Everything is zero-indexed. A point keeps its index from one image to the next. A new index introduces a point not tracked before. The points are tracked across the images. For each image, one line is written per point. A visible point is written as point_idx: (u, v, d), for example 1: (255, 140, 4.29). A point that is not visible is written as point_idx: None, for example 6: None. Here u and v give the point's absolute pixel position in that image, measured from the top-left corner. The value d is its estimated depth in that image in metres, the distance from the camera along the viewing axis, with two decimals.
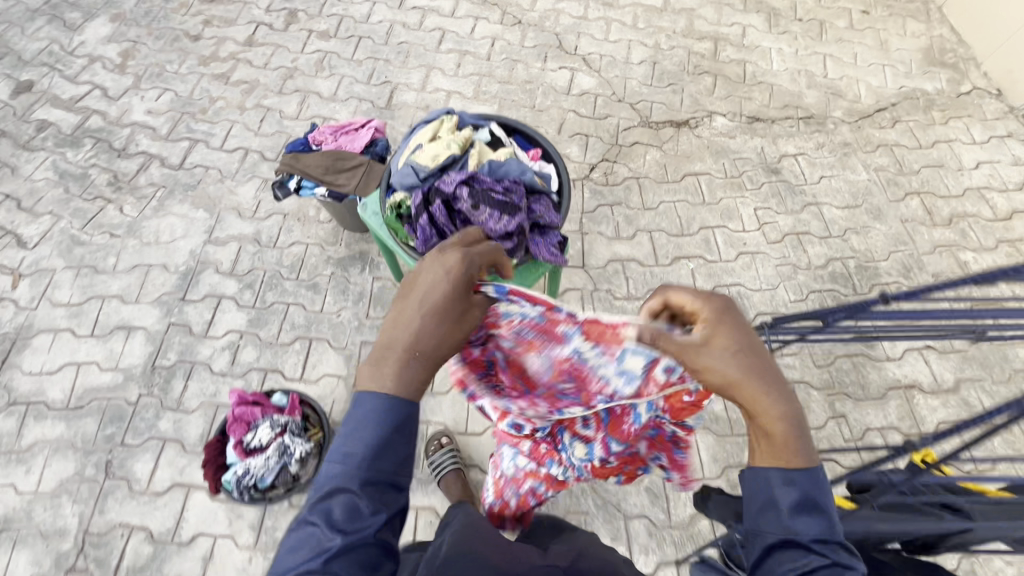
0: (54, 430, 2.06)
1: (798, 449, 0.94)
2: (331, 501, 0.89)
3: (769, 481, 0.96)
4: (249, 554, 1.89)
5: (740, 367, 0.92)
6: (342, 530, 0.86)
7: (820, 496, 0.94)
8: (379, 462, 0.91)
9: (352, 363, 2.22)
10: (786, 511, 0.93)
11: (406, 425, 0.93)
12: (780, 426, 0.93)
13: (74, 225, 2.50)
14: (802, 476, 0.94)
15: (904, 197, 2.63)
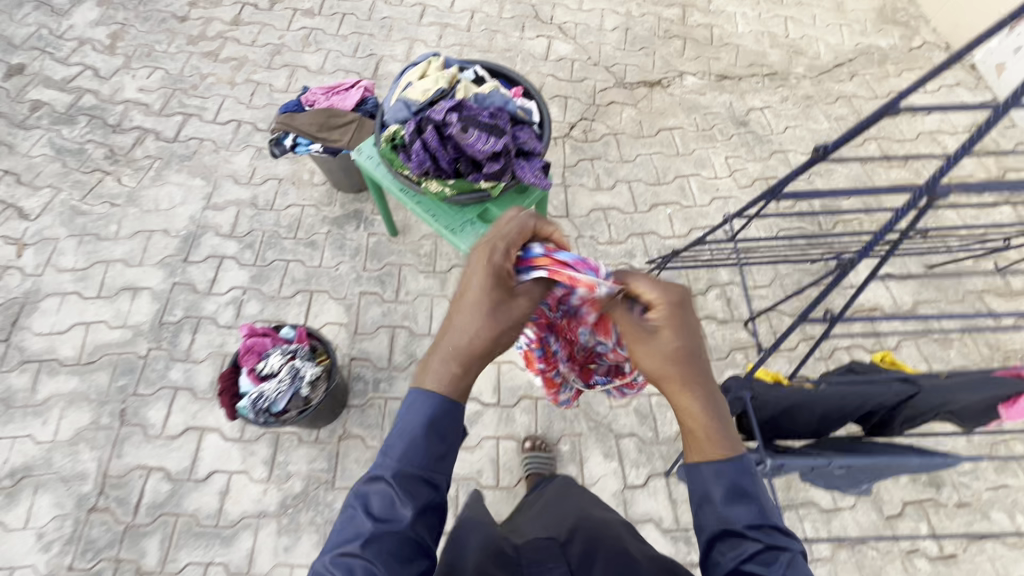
0: (68, 384, 2.15)
1: (721, 440, 0.99)
2: (372, 488, 0.98)
3: (702, 474, 1.00)
4: (264, 487, 2.00)
5: (669, 362, 1.01)
6: (381, 517, 0.95)
7: (749, 484, 0.97)
8: (421, 458, 1.00)
9: (352, 312, 2.33)
10: (719, 502, 0.97)
11: (442, 427, 1.02)
12: (699, 421, 1.00)
13: (74, 196, 2.58)
14: (730, 468, 0.98)
15: (862, 142, 2.82)
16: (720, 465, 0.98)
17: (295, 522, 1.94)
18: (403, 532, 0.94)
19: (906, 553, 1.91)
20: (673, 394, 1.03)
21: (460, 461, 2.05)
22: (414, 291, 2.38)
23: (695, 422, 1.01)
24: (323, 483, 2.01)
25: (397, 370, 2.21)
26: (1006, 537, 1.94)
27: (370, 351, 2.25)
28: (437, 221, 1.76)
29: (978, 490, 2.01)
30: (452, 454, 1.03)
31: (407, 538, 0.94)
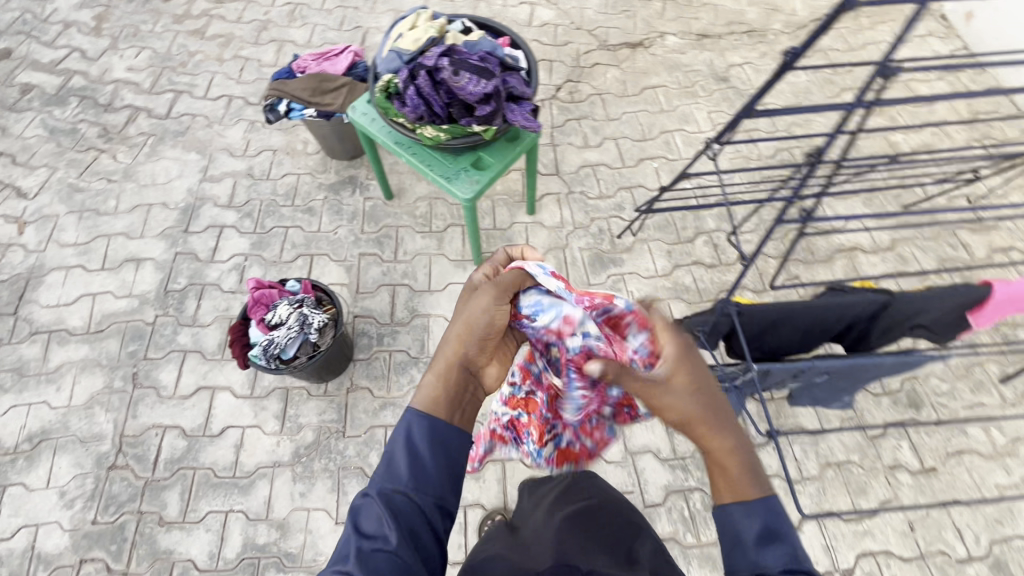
0: (79, 351, 2.20)
1: (752, 478, 0.98)
2: (360, 508, 0.95)
3: (730, 518, 0.96)
4: (277, 439, 2.07)
5: (705, 395, 1.01)
6: (368, 535, 0.92)
7: (779, 524, 0.93)
8: (407, 475, 0.98)
9: (353, 272, 2.40)
10: (751, 545, 0.93)
11: (424, 445, 1.01)
12: (730, 458, 0.99)
13: (71, 174, 2.62)
14: (760, 508, 0.95)
15: (839, 92, 2.90)
16: (754, 504, 0.95)
17: (309, 470, 2.02)
18: (389, 552, 0.90)
19: (889, 468, 2.03)
20: (701, 436, 1.01)
21: None
22: (412, 251, 2.45)
23: (727, 454, 1.00)
24: (334, 433, 2.08)
25: (400, 325, 2.29)
26: (983, 450, 2.06)
27: (372, 308, 2.32)
28: (433, 170, 1.85)
29: (955, 410, 2.13)
30: (439, 472, 0.99)
31: (393, 560, 0.89)
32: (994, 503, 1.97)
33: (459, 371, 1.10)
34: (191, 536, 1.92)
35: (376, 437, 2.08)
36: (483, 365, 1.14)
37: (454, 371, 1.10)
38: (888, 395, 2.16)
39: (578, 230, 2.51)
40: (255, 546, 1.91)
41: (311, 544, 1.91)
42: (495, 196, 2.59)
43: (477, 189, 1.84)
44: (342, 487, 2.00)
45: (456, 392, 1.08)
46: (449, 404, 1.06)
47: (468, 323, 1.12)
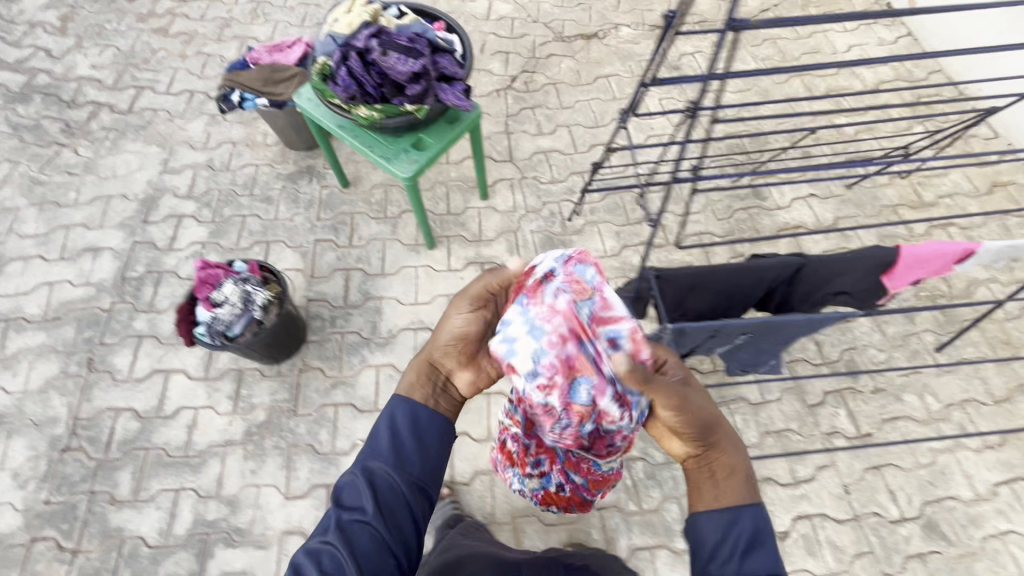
0: (35, 338, 2.24)
1: (745, 487, 1.08)
2: (345, 484, 1.06)
3: (714, 523, 1.04)
4: (230, 418, 2.11)
5: (712, 409, 1.15)
6: (349, 507, 1.03)
7: (763, 533, 1.02)
8: (385, 455, 1.07)
9: (308, 258, 2.44)
10: (738, 548, 1.00)
11: (406, 429, 1.10)
12: (723, 465, 1.10)
13: (33, 168, 2.67)
14: (745, 514, 1.04)
15: (788, 79, 2.98)
16: (740, 508, 1.04)
17: (261, 447, 2.06)
18: (365, 523, 1.00)
19: (826, 435, 2.09)
20: (711, 448, 1.12)
21: None
22: (367, 237, 2.50)
23: (726, 467, 1.10)
24: (286, 411, 2.13)
25: (353, 307, 2.34)
26: (917, 415, 2.13)
27: (326, 292, 2.37)
28: (374, 151, 1.91)
29: (891, 377, 2.20)
30: (415, 453, 1.08)
31: (370, 529, 1.00)
32: (926, 466, 2.03)
33: (431, 372, 1.19)
34: (142, 514, 1.95)
35: (327, 416, 2.12)
36: (456, 370, 1.19)
37: (426, 370, 1.19)
38: (827, 365, 2.23)
39: (530, 215, 2.57)
40: (204, 522, 1.94)
41: (259, 519, 1.95)
42: (450, 182, 2.65)
43: (416, 168, 1.89)
44: (293, 464, 2.04)
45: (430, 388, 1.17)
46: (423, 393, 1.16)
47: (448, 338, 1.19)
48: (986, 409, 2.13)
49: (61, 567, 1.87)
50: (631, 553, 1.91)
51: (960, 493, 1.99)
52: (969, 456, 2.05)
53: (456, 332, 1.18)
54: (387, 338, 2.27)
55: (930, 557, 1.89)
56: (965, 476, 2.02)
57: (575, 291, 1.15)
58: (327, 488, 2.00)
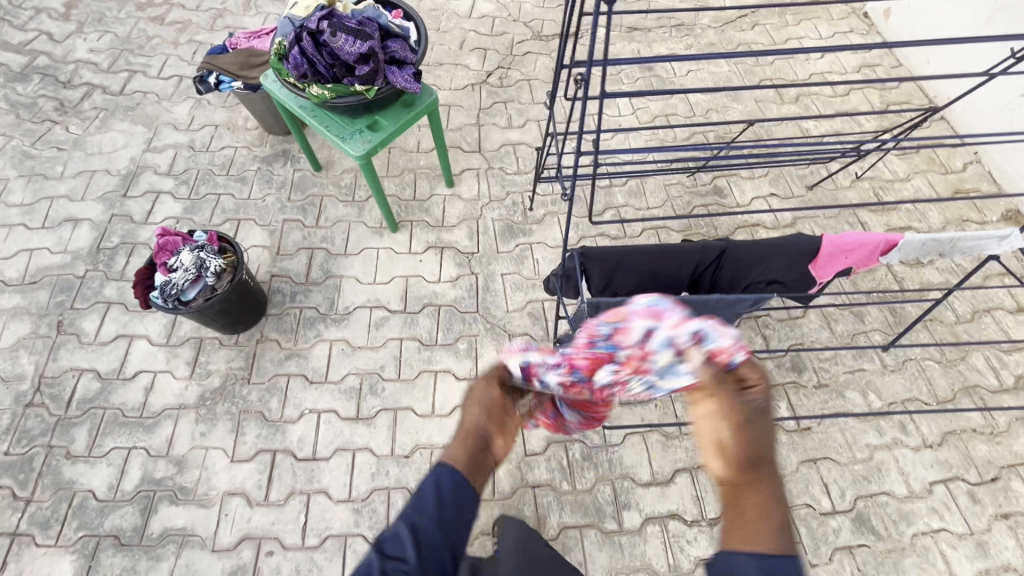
0: (11, 300, 2.36)
1: (791, 542, 0.79)
2: (384, 538, 0.85)
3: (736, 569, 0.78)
4: (185, 383, 2.20)
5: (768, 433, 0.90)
6: (392, 567, 0.81)
7: None
8: (438, 514, 0.88)
9: (276, 236, 2.54)
10: None
11: (458, 486, 0.92)
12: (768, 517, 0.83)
13: (25, 143, 2.81)
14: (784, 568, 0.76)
15: (758, 83, 3.02)
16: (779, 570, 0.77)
17: (212, 412, 2.14)
18: None
19: None
20: (749, 476, 0.87)
21: (366, 358, 2.25)
22: (333, 218, 2.59)
23: (760, 507, 0.83)
24: (240, 379, 2.21)
25: (314, 284, 2.42)
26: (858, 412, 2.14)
27: (289, 269, 2.45)
28: (330, 130, 1.99)
29: (836, 373, 2.22)
30: (464, 515, 0.91)
31: None
32: (863, 462, 2.05)
33: (479, 437, 1.00)
34: (94, 469, 2.03)
35: (278, 385, 2.19)
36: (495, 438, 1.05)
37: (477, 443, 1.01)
38: (773, 359, 2.25)
39: (492, 203, 2.64)
40: (152, 480, 2.02)
41: (204, 480, 2.02)
42: (418, 170, 2.74)
43: (369, 147, 1.97)
44: (241, 429, 2.11)
45: (480, 456, 0.98)
46: (471, 462, 0.96)
47: (475, 403, 1.07)
48: (928, 409, 2.14)
49: (14, 514, 1.96)
50: (561, 531, 1.94)
51: (894, 490, 2.00)
52: (907, 454, 2.06)
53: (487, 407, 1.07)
54: (344, 315, 2.35)
55: (857, 550, 1.90)
56: (901, 473, 2.03)
57: (655, 319, 1.13)
58: (272, 454, 2.06)
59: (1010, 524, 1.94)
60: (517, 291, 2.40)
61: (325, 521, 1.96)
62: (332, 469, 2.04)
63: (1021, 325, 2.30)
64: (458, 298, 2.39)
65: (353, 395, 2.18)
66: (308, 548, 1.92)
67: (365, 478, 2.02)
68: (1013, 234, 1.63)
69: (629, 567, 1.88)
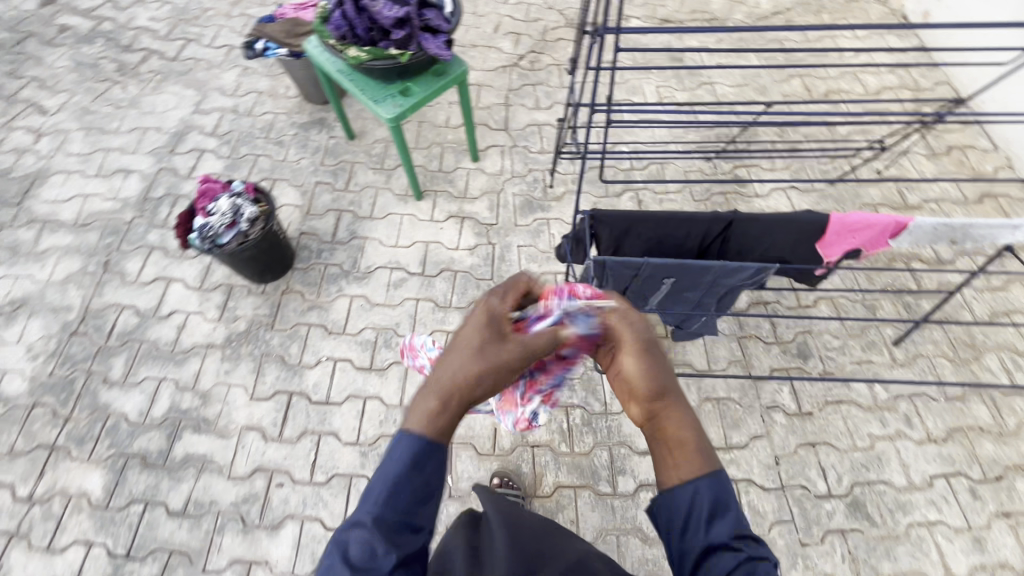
0: (65, 239, 2.56)
1: (704, 453, 1.00)
2: (349, 538, 0.89)
3: (677, 495, 0.98)
4: (214, 325, 2.35)
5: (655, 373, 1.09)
6: (359, 569, 0.85)
7: (726, 498, 0.96)
8: (403, 504, 0.92)
9: (307, 196, 2.68)
10: (703, 522, 0.94)
11: (428, 470, 0.94)
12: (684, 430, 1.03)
13: (86, 99, 3.03)
14: (710, 481, 0.97)
15: (787, 79, 2.99)
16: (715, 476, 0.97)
17: (237, 352, 2.28)
18: None
19: (766, 408, 2.14)
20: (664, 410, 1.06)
21: (383, 314, 2.36)
22: (362, 183, 2.72)
23: (676, 433, 1.03)
24: (264, 324, 2.34)
25: (339, 243, 2.55)
26: (862, 402, 2.14)
27: (317, 228, 2.59)
28: (364, 93, 2.11)
29: (843, 363, 2.23)
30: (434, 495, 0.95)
31: None
32: (863, 450, 2.05)
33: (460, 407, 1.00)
34: (128, 395, 2.20)
35: (299, 332, 2.32)
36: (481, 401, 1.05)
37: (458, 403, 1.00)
38: (780, 345, 2.27)
39: (514, 179, 2.73)
40: (178, 409, 2.17)
41: (225, 413, 2.16)
42: (446, 144, 2.85)
43: (400, 111, 2.08)
44: (262, 369, 2.25)
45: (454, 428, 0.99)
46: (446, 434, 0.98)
47: (477, 371, 1.01)
48: (935, 404, 2.13)
49: (54, 429, 2.13)
50: (555, 489, 2.01)
51: (894, 479, 1.99)
52: (910, 446, 2.05)
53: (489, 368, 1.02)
54: (365, 273, 2.47)
55: (850, 534, 1.91)
56: (901, 464, 2.02)
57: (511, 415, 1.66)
58: (289, 395, 2.19)
59: (1011, 523, 1.91)
60: (532, 262, 2.48)
61: (333, 461, 2.07)
62: (343, 413, 2.15)
63: None
64: (474, 265, 2.48)
65: (368, 347, 2.29)
66: (315, 483, 2.03)
67: (374, 423, 2.13)
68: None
69: (619, 529, 1.94)
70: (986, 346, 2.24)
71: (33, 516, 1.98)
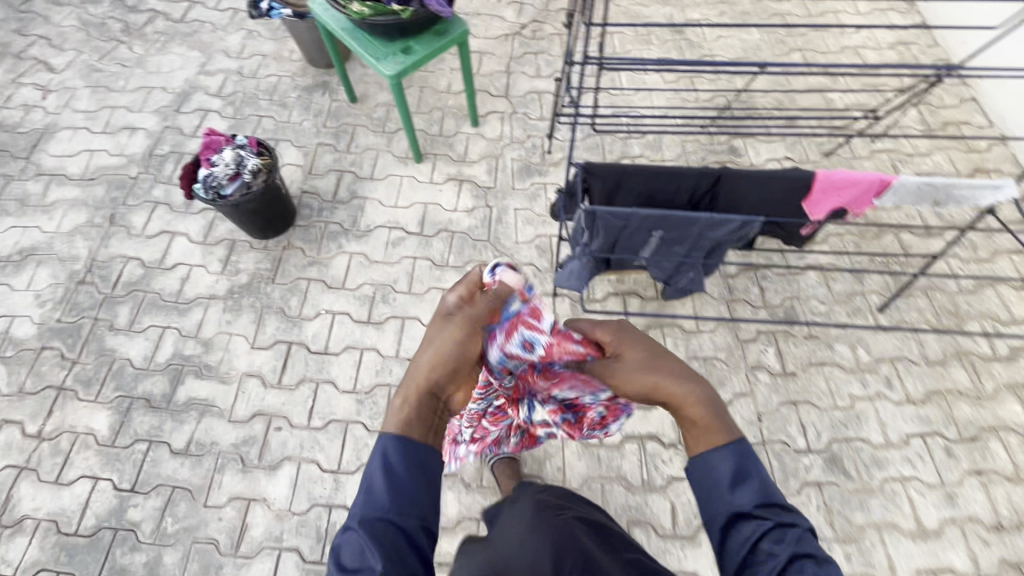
0: (72, 192, 2.62)
1: (724, 425, 1.06)
2: (344, 542, 0.94)
3: (705, 466, 1.04)
4: (217, 277, 2.41)
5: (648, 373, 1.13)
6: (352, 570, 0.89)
7: (750, 466, 1.02)
8: (387, 503, 0.96)
9: (309, 157, 2.72)
10: (729, 488, 1.00)
11: (415, 473, 1.00)
12: (698, 410, 1.07)
13: (93, 57, 3.07)
14: (732, 452, 1.03)
15: (788, 52, 3.00)
16: (738, 446, 1.04)
17: (238, 304, 2.35)
18: None
19: (751, 368, 2.20)
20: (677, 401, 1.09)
21: (381, 271, 2.42)
22: (363, 145, 2.76)
23: (693, 414, 1.08)
24: (265, 278, 2.41)
25: (340, 203, 2.60)
26: (845, 364, 2.20)
27: (319, 187, 2.64)
28: (367, 51, 2.15)
29: (828, 327, 2.28)
30: (422, 491, 0.99)
31: None
32: (842, 409, 2.11)
33: (426, 399, 1.09)
34: (133, 341, 2.27)
35: (299, 287, 2.39)
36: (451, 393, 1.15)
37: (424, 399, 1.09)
38: (767, 309, 2.32)
39: (513, 144, 2.77)
40: (181, 355, 2.24)
41: (226, 360, 2.23)
42: (446, 109, 2.89)
43: (401, 68, 2.12)
44: (263, 321, 2.31)
45: (425, 420, 1.07)
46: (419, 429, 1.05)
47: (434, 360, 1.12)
48: (916, 368, 2.19)
49: (61, 371, 2.21)
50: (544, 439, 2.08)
51: (871, 437, 2.06)
52: (889, 407, 2.12)
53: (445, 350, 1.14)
54: (364, 232, 2.52)
55: (826, 487, 1.98)
56: (879, 423, 2.09)
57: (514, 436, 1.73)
58: (288, 345, 2.26)
59: (982, 480, 1.98)
60: (528, 225, 2.53)
61: (330, 407, 2.14)
62: (341, 363, 2.22)
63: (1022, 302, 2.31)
64: (471, 226, 2.53)
65: (364, 302, 2.35)
66: (312, 428, 2.10)
67: (368, 373, 2.20)
68: (1007, 184, 1.68)
69: (604, 477, 2.01)
70: (969, 314, 2.29)
71: (42, 452, 2.06)
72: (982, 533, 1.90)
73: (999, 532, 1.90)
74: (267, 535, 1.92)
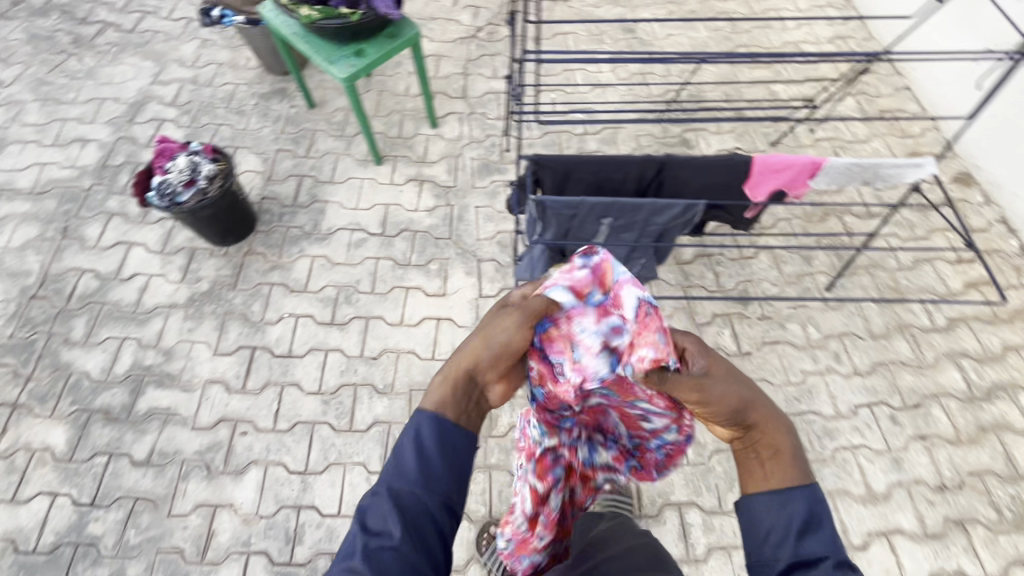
0: (23, 206, 2.56)
1: (798, 464, 0.92)
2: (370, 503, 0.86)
3: (763, 504, 0.90)
4: (176, 286, 2.39)
5: (743, 388, 0.96)
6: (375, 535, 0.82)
7: (822, 514, 0.87)
8: (417, 479, 0.87)
9: (268, 163, 2.72)
10: (791, 534, 0.86)
11: (453, 451, 0.90)
12: (775, 444, 0.94)
13: (41, 70, 3.02)
14: (800, 494, 0.88)
15: (734, 48, 3.12)
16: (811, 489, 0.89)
17: (199, 311, 2.33)
18: (393, 550, 0.81)
19: None
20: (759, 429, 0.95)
21: (343, 272, 2.43)
22: (322, 150, 2.78)
23: (772, 444, 0.94)
24: (226, 285, 2.39)
25: (301, 207, 2.60)
26: (797, 342, 2.30)
27: (279, 193, 2.64)
28: (319, 55, 2.17)
29: (779, 308, 2.38)
30: (457, 474, 0.89)
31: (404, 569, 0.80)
32: (795, 384, 2.21)
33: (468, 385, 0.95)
34: (90, 354, 2.23)
35: (261, 292, 2.38)
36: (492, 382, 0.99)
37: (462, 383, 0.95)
38: (722, 293, 2.41)
39: (473, 144, 2.82)
40: (141, 366, 2.21)
41: (188, 368, 2.21)
42: (405, 112, 2.92)
43: (353, 70, 2.14)
44: (225, 327, 2.30)
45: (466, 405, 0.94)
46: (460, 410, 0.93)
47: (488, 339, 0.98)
48: (862, 342, 2.30)
49: (15, 388, 2.16)
50: (511, 429, 2.10)
51: (822, 409, 2.15)
52: (838, 380, 2.22)
53: (502, 332, 0.98)
54: (326, 234, 2.53)
55: None
56: (830, 396, 2.18)
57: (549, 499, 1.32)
58: (251, 350, 2.25)
59: (926, 445, 2.09)
60: (489, 222, 2.58)
61: (295, 409, 2.14)
62: (305, 364, 2.23)
63: (956, 276, 2.45)
64: (432, 225, 2.57)
65: (327, 304, 2.36)
66: (278, 431, 2.10)
67: (334, 374, 2.21)
68: (928, 162, 1.79)
69: None
70: (909, 289, 2.42)
71: None
72: (927, 494, 2.00)
73: (944, 492, 2.00)
74: (234, 540, 1.90)
